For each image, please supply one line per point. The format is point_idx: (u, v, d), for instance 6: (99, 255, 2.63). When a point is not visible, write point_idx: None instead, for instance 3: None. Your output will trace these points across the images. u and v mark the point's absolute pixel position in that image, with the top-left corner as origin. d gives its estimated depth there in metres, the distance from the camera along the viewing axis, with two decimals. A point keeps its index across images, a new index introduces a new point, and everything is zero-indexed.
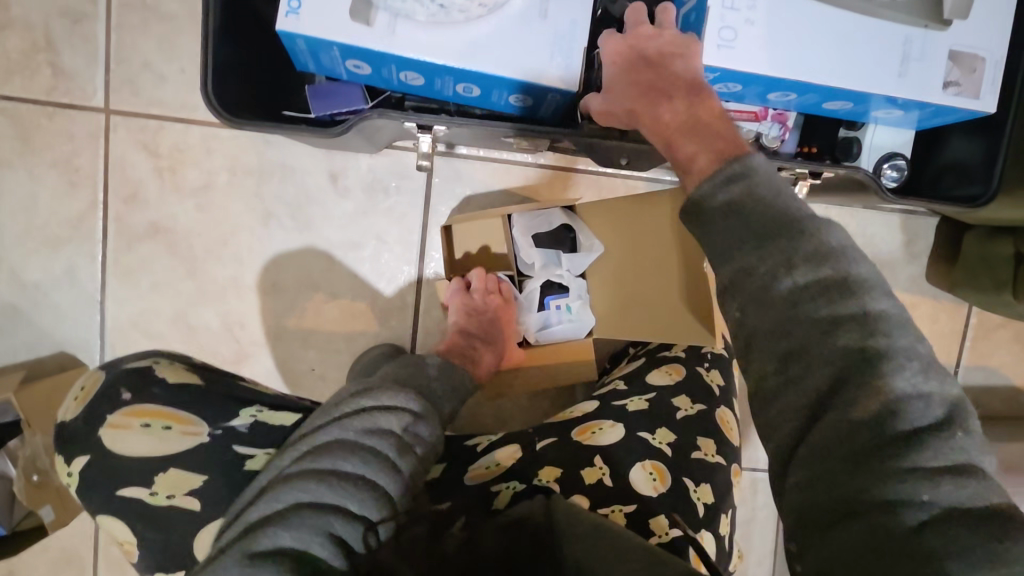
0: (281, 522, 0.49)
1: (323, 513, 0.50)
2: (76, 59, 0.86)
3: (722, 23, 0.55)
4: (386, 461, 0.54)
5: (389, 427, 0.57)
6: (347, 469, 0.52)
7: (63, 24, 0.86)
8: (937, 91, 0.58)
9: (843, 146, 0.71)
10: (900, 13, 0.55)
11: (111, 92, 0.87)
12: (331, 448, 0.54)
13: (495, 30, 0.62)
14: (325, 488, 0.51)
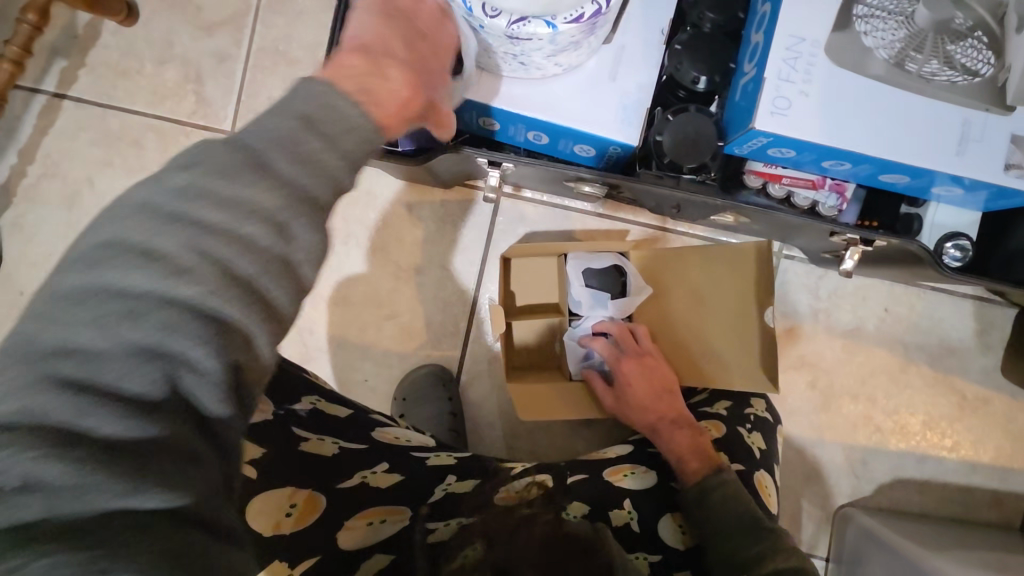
0: (46, 322, 0.31)
1: (148, 325, 0.31)
2: (216, 90, 1.03)
3: (777, 93, 0.58)
4: (250, 243, 0.35)
5: (261, 170, 0.36)
6: (186, 255, 0.33)
7: (211, 62, 1.03)
8: (997, 171, 0.58)
9: (904, 221, 0.72)
10: (958, 96, 0.57)
11: (238, 119, 1.03)
12: (160, 213, 0.33)
13: (568, 86, 0.69)
14: (155, 276, 0.32)
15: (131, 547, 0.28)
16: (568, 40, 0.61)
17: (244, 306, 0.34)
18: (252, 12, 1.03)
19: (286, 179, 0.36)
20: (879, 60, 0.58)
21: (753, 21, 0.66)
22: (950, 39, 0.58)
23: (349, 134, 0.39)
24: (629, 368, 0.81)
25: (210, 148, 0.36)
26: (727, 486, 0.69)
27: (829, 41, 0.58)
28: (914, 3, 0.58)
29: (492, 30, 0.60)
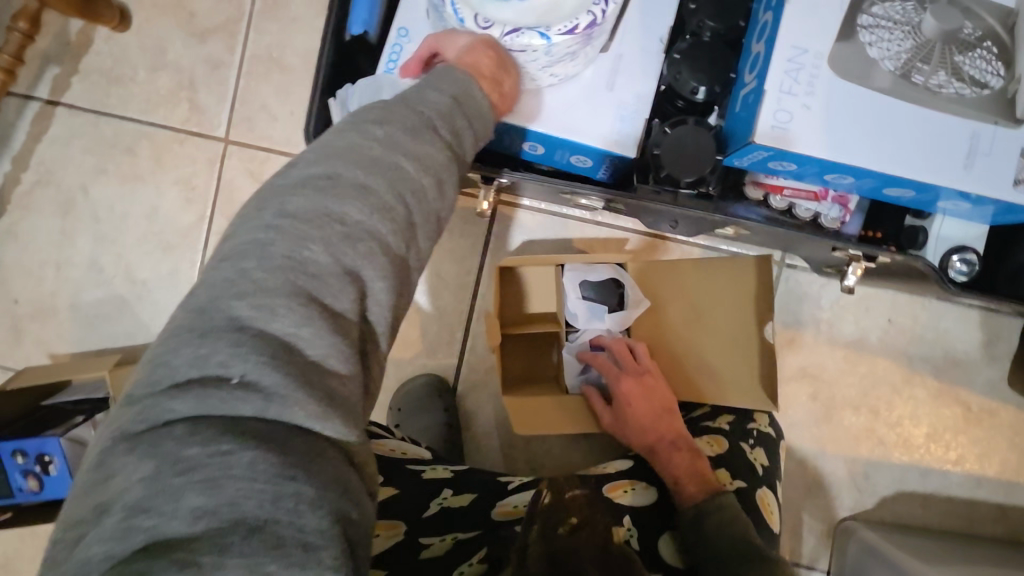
0: (277, 236, 0.39)
1: (354, 249, 0.40)
2: (210, 96, 1.02)
3: (778, 106, 0.57)
4: (415, 196, 0.43)
5: (431, 130, 0.45)
6: (381, 192, 0.41)
7: (204, 68, 1.02)
8: (1007, 186, 0.56)
9: (909, 234, 0.71)
10: (965, 110, 0.56)
11: (232, 126, 1.01)
12: (358, 156, 0.42)
13: (565, 96, 0.67)
14: (358, 202, 0.41)
15: (315, 459, 0.35)
16: (563, 51, 0.60)
17: (404, 245, 0.43)
18: (246, 17, 1.02)
19: (445, 141, 0.46)
20: (884, 72, 0.56)
21: (754, 29, 0.64)
22: (958, 50, 0.56)
23: (478, 117, 0.50)
24: (630, 387, 0.80)
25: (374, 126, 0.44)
26: (725, 509, 0.68)
27: (832, 52, 0.56)
28: (920, 12, 0.56)
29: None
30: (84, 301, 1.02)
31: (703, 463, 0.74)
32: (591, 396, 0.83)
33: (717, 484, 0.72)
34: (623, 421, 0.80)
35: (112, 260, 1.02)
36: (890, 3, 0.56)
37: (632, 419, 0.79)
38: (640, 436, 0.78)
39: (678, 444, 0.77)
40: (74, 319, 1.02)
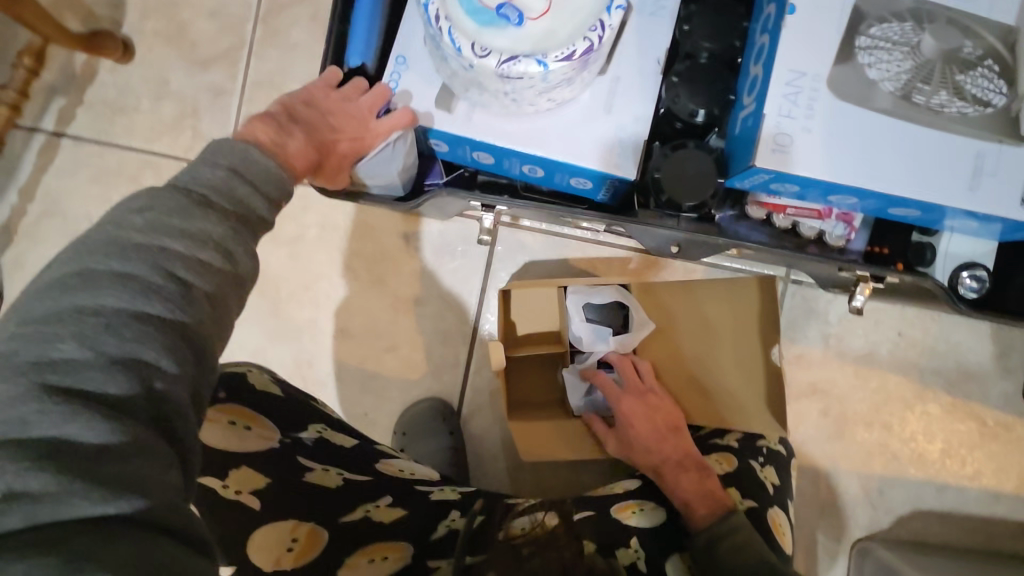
0: (24, 343, 0.33)
1: (140, 322, 0.36)
2: (213, 124, 1.03)
3: (778, 130, 0.56)
4: (206, 266, 0.40)
5: (208, 208, 0.42)
6: (146, 274, 0.37)
7: (206, 96, 1.03)
8: (1014, 205, 0.55)
9: (916, 251, 0.70)
10: (970, 129, 0.55)
11: None
12: (134, 251, 0.38)
13: (563, 120, 0.67)
14: (121, 290, 0.36)
15: (112, 544, 0.30)
16: (560, 78, 0.60)
17: (197, 317, 0.38)
18: (246, 44, 1.03)
19: (227, 213, 0.42)
20: (885, 92, 0.55)
21: (751, 51, 0.64)
22: (960, 69, 0.56)
23: (268, 180, 0.46)
24: (628, 407, 0.79)
25: (243, 155, 0.46)
26: (738, 532, 0.66)
27: (832, 74, 0.56)
28: (919, 33, 0.56)
29: (482, 69, 0.59)
30: None
31: (713, 480, 0.74)
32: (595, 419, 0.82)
33: (728, 502, 0.71)
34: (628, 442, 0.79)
35: None
36: (888, 25, 0.56)
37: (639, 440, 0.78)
38: (646, 459, 0.77)
39: (686, 463, 0.76)
40: None
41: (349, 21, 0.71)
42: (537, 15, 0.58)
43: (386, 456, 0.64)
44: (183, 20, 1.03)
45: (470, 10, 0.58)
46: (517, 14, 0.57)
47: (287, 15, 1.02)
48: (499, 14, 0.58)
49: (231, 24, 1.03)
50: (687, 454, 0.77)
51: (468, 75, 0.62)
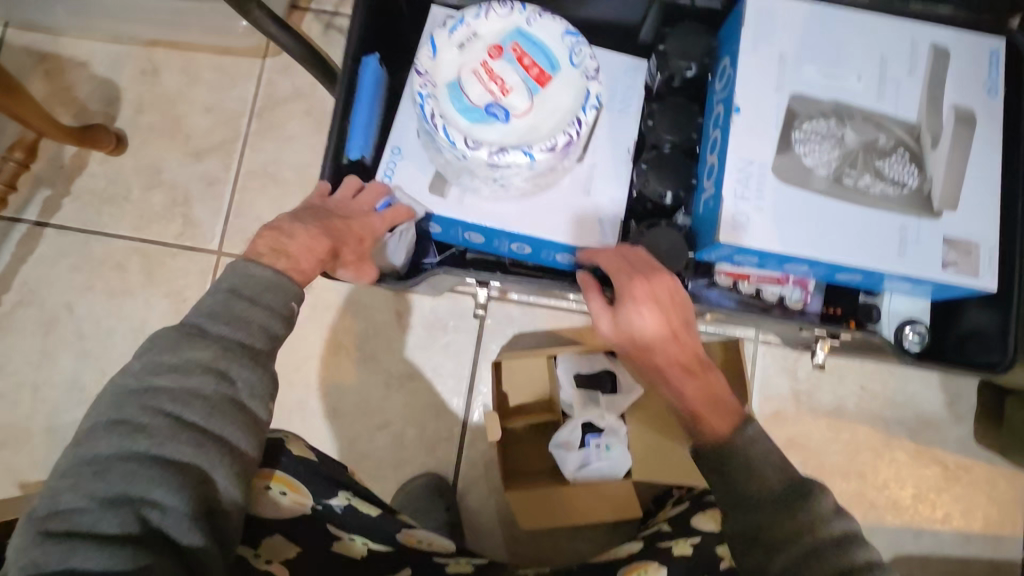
0: (48, 496, 0.44)
1: (133, 459, 0.46)
2: (205, 212, 1.06)
3: (735, 208, 0.64)
4: (195, 394, 0.49)
5: (198, 339, 0.51)
6: (139, 418, 0.47)
7: (200, 185, 1.06)
8: (937, 268, 0.65)
9: (864, 309, 0.79)
10: (893, 206, 0.65)
11: (225, 238, 1.05)
12: (135, 398, 0.48)
13: (547, 203, 0.75)
14: (120, 439, 0.46)
15: None
16: (544, 166, 0.68)
17: (191, 443, 0.47)
18: (241, 136, 1.07)
19: (220, 339, 0.51)
20: (820, 176, 0.65)
21: (707, 143, 0.74)
22: (877, 156, 0.66)
23: (268, 289, 0.55)
24: (638, 292, 0.63)
25: (242, 281, 0.54)
26: (756, 441, 0.59)
27: (776, 162, 0.65)
28: (841, 127, 0.67)
29: (475, 159, 0.67)
30: (64, 421, 1.01)
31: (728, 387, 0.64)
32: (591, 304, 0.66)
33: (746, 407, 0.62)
34: (633, 326, 0.63)
35: (95, 378, 1.02)
36: (816, 122, 0.67)
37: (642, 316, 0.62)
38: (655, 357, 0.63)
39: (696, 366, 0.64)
40: (51, 442, 1.00)
41: (348, 115, 0.77)
42: (522, 112, 0.67)
43: (408, 527, 0.61)
44: (179, 114, 1.08)
45: (462, 109, 0.67)
46: (504, 112, 0.67)
47: (282, 109, 1.08)
48: (488, 112, 0.67)
49: (227, 118, 1.08)
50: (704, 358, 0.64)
51: (461, 166, 0.70)
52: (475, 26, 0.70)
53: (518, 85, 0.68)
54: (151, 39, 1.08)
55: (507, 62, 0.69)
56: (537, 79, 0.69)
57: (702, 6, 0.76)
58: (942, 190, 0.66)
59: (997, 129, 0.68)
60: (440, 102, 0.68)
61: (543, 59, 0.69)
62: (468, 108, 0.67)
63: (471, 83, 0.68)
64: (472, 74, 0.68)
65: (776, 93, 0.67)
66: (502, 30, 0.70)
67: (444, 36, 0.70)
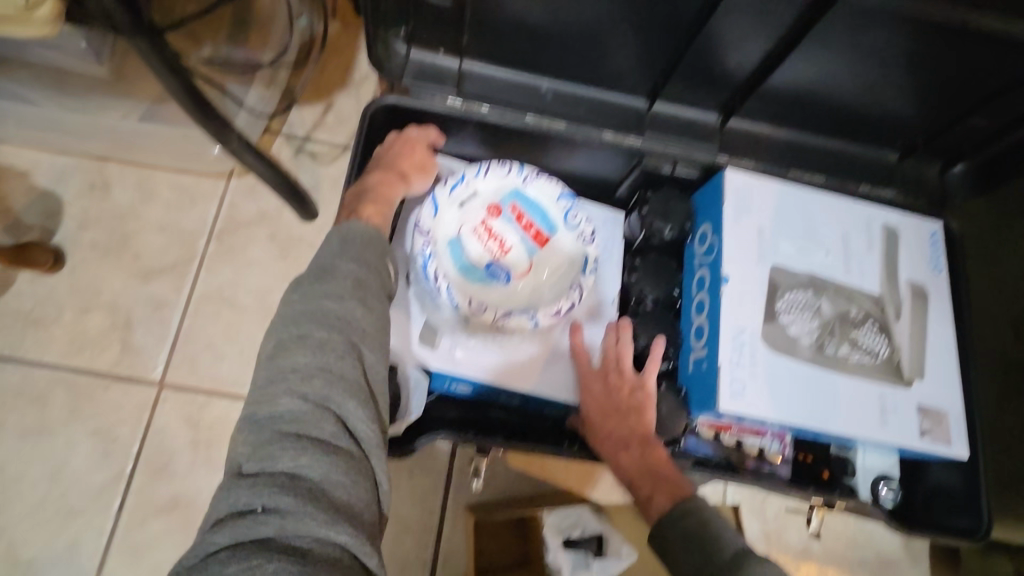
0: (261, 404, 0.52)
1: (319, 354, 0.54)
2: (148, 337, 0.88)
3: (731, 377, 0.66)
4: (348, 316, 0.56)
5: (334, 275, 0.58)
6: (319, 334, 0.55)
7: (144, 309, 0.89)
8: (916, 437, 0.68)
9: (839, 462, 0.81)
10: (870, 374, 0.69)
11: (170, 368, 0.87)
12: (309, 315, 0.56)
13: (542, 355, 0.71)
14: (312, 352, 0.54)
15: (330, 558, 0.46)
16: (547, 329, 0.70)
17: (353, 353, 0.55)
18: (197, 258, 0.92)
19: (352, 280, 0.58)
20: (804, 345, 0.69)
21: (690, 306, 0.78)
22: (851, 327, 0.71)
23: (373, 240, 0.63)
24: (591, 387, 0.69)
25: (353, 228, 0.62)
26: (689, 517, 0.61)
27: (764, 331, 0.68)
28: (817, 298, 0.72)
29: (478, 321, 0.68)
30: None
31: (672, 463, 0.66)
32: (558, 384, 0.71)
33: (687, 485, 0.65)
34: (588, 409, 0.69)
35: None
36: (795, 293, 0.71)
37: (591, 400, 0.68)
38: (599, 437, 0.68)
39: (640, 443, 0.66)
40: None
41: None
42: (521, 272, 0.70)
43: None
44: (127, 231, 0.92)
45: (463, 268, 0.69)
46: (505, 272, 0.70)
47: (244, 234, 0.95)
48: (489, 271, 0.70)
49: (183, 238, 0.93)
50: (657, 439, 0.67)
51: (459, 324, 0.69)
52: (474, 184, 0.72)
53: (517, 244, 0.71)
54: (101, 155, 0.93)
55: (506, 221, 0.71)
56: (535, 238, 0.71)
57: (679, 175, 0.82)
58: (910, 360, 0.71)
59: (946, 303, 0.76)
60: (442, 261, 0.69)
61: (541, 219, 0.72)
62: (469, 267, 0.70)
63: (471, 241, 0.70)
64: (473, 233, 0.71)
65: (759, 265, 0.71)
66: (500, 189, 0.72)
67: (444, 194, 0.71)
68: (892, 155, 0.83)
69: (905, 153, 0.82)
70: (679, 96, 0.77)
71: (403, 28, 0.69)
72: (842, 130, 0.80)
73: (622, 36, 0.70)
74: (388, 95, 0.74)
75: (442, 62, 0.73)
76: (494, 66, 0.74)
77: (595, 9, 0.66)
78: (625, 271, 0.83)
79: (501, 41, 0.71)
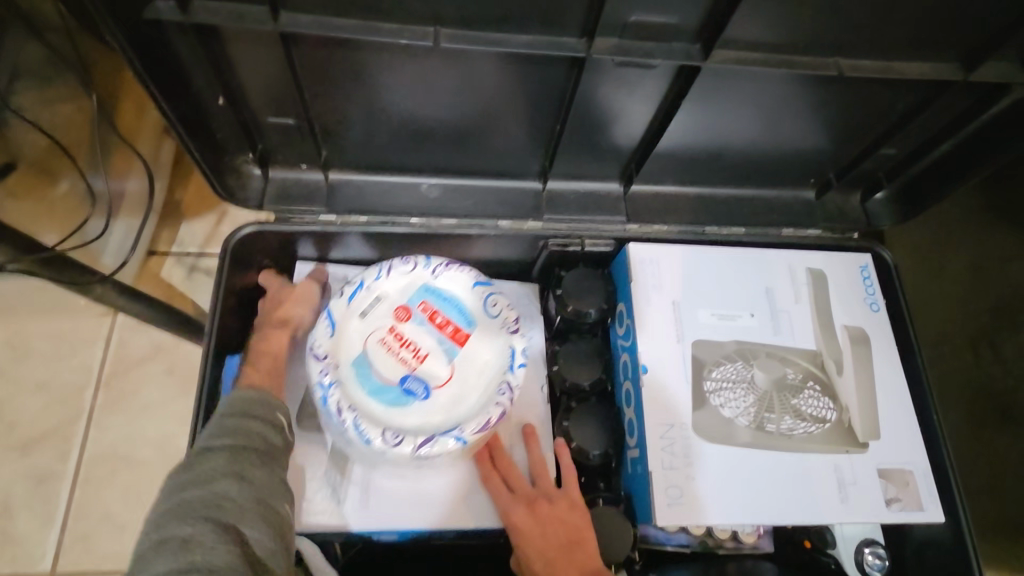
0: None
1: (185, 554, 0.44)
2: (30, 522, 0.78)
3: (666, 483, 0.61)
4: (222, 496, 0.48)
5: (213, 451, 0.51)
6: (184, 531, 0.45)
7: (26, 489, 0.79)
8: (883, 508, 0.63)
9: (818, 530, 0.74)
10: (820, 445, 0.64)
11: (62, 552, 0.77)
12: (177, 512, 0.46)
13: (467, 481, 0.66)
14: (173, 556, 0.43)
15: None
16: (476, 442, 0.63)
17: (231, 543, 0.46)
18: (84, 416, 0.83)
19: (230, 447, 0.51)
20: (742, 427, 0.63)
21: (620, 395, 0.71)
22: (791, 393, 0.66)
23: (258, 404, 0.56)
24: (517, 520, 0.62)
25: (233, 399, 0.56)
26: None
27: (695, 421, 0.63)
28: (749, 369, 0.66)
29: (397, 454, 0.60)
30: None
31: None
32: (486, 516, 0.65)
33: None
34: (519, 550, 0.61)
35: None
36: (724, 366, 0.66)
37: (520, 540, 0.61)
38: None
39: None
40: None
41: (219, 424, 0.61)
42: (442, 381, 0.62)
43: None
44: None
45: (373, 391, 0.61)
46: (422, 385, 0.61)
47: (137, 373, 0.86)
48: (404, 388, 0.61)
49: (64, 397, 0.84)
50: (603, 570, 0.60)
51: (378, 458, 0.62)
52: (378, 288, 0.65)
53: (434, 349, 0.63)
54: None
55: (418, 323, 0.64)
56: (454, 337, 0.64)
57: (591, 250, 0.74)
58: (863, 421, 0.66)
59: (889, 344, 0.70)
60: (347, 390, 0.61)
61: (457, 314, 0.65)
62: (380, 388, 0.61)
63: (379, 355, 0.62)
64: (379, 345, 0.62)
65: (677, 344, 0.66)
66: (408, 288, 0.66)
67: (342, 305, 0.64)
68: (807, 193, 0.78)
69: (822, 190, 0.77)
70: (572, 169, 0.71)
71: (251, 152, 0.63)
72: (747, 178, 0.75)
73: (495, 126, 0.64)
74: (244, 226, 0.66)
75: (306, 176, 0.67)
76: (365, 174, 0.68)
77: (463, 104, 0.61)
78: (547, 362, 0.73)
79: (366, 145, 0.65)
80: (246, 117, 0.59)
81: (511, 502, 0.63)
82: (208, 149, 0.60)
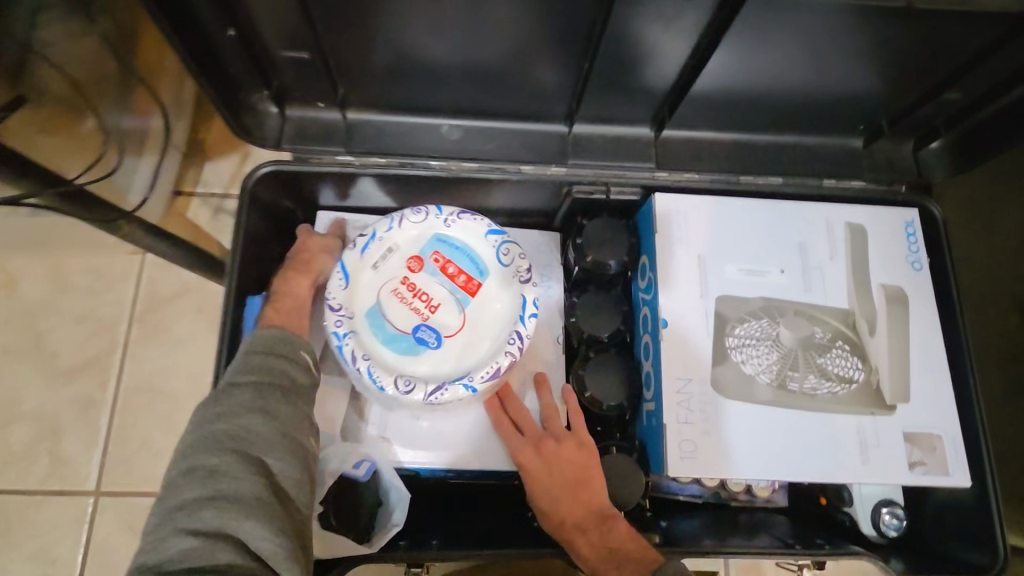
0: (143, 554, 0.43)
1: (211, 484, 0.45)
2: (76, 444, 0.84)
3: (681, 437, 0.60)
4: (245, 429, 0.48)
5: (236, 386, 0.51)
6: (212, 460, 0.46)
7: (70, 413, 0.85)
8: (904, 471, 0.62)
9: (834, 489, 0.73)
10: (844, 405, 0.62)
11: (105, 472, 0.83)
12: (203, 443, 0.48)
13: (480, 425, 0.67)
14: (199, 485, 0.45)
15: None
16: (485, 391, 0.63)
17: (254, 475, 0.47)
18: (119, 348, 0.87)
19: (253, 382, 0.51)
20: (764, 385, 0.62)
21: (640, 348, 0.70)
22: (818, 352, 0.64)
23: (281, 342, 0.55)
24: (527, 461, 0.63)
25: (259, 335, 0.55)
26: None
27: (714, 375, 0.62)
28: (775, 326, 0.64)
29: (408, 400, 0.61)
30: None
31: (633, 531, 0.60)
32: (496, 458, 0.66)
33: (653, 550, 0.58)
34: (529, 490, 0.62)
35: None
36: (749, 324, 0.64)
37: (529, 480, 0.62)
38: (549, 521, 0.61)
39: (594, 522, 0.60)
40: None
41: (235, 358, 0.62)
42: (453, 331, 0.62)
43: None
44: (40, 330, 0.87)
45: (387, 339, 0.61)
46: (434, 334, 0.62)
47: (168, 309, 0.89)
48: (416, 337, 0.62)
49: (101, 329, 0.87)
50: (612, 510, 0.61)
51: (393, 402, 0.63)
52: (390, 239, 0.64)
53: (446, 298, 0.63)
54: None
55: (430, 274, 0.64)
56: (466, 288, 0.64)
57: (617, 199, 0.70)
58: (892, 384, 0.63)
59: (928, 303, 0.66)
60: (361, 338, 0.61)
61: (470, 264, 0.64)
62: (394, 337, 0.61)
63: (392, 305, 0.62)
64: (393, 296, 0.63)
65: (701, 300, 0.64)
66: (420, 237, 0.65)
67: (355, 257, 0.64)
68: (854, 142, 0.73)
69: (870, 138, 0.72)
70: (598, 112, 0.67)
71: (266, 87, 0.62)
72: (788, 125, 0.70)
73: (519, 64, 0.61)
74: (263, 164, 0.65)
75: (326, 115, 0.65)
76: (384, 115, 0.66)
77: (484, 39, 0.58)
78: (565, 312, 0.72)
79: (384, 83, 0.62)
80: (257, 50, 0.58)
81: (519, 444, 0.63)
82: (221, 86, 0.59)
